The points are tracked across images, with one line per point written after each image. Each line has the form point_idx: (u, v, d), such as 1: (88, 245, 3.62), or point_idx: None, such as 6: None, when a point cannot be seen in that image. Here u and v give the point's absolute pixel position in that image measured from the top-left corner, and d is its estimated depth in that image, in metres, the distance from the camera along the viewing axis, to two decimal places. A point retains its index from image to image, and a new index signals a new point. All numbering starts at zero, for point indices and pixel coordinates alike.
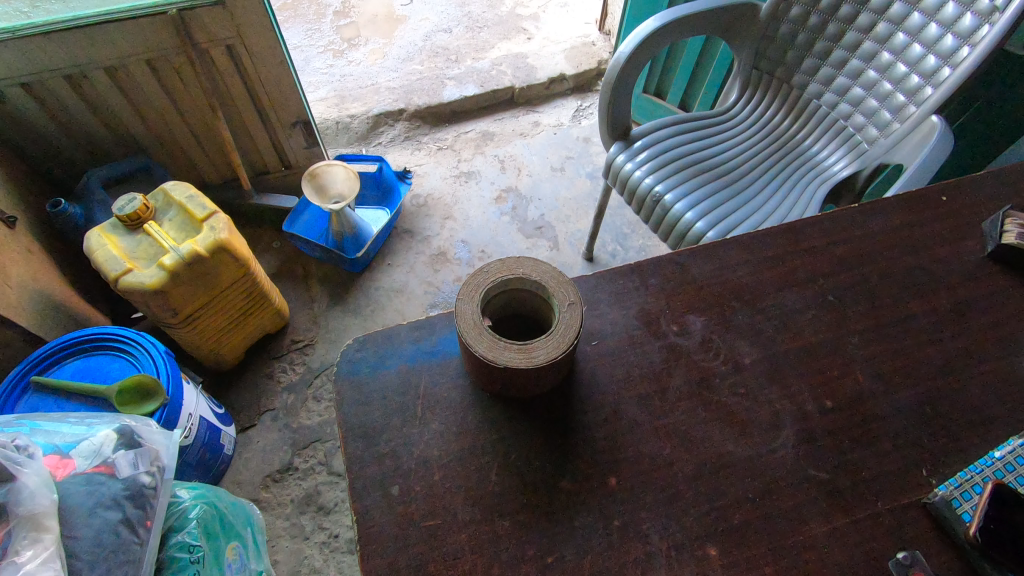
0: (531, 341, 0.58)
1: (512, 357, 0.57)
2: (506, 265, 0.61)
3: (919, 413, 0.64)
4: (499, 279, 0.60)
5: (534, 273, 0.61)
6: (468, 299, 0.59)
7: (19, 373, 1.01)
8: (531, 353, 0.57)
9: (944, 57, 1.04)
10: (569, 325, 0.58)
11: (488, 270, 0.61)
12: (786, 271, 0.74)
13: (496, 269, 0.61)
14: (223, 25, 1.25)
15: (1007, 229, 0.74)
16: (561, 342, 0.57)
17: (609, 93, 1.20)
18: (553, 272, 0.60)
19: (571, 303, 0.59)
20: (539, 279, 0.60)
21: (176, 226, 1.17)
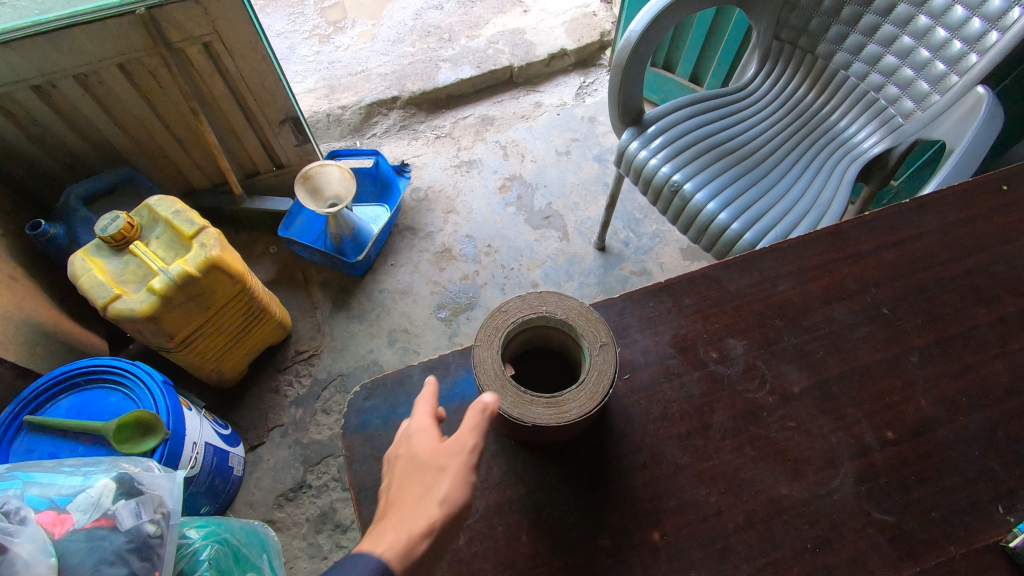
0: (561, 392, 0.51)
1: (542, 414, 0.50)
2: (527, 303, 0.55)
3: (992, 442, 0.58)
4: (521, 321, 0.54)
5: (559, 311, 0.55)
6: (487, 345, 0.53)
7: (12, 413, 0.96)
8: (562, 407, 0.50)
9: (991, 19, 0.94)
10: (602, 371, 0.52)
11: (507, 311, 0.55)
12: (833, 282, 0.67)
13: (516, 308, 0.55)
14: (198, 21, 1.15)
15: None
16: (594, 393, 0.51)
17: (619, 76, 1.11)
18: (581, 309, 0.55)
19: (603, 345, 0.53)
20: (565, 318, 0.54)
21: (165, 244, 1.09)
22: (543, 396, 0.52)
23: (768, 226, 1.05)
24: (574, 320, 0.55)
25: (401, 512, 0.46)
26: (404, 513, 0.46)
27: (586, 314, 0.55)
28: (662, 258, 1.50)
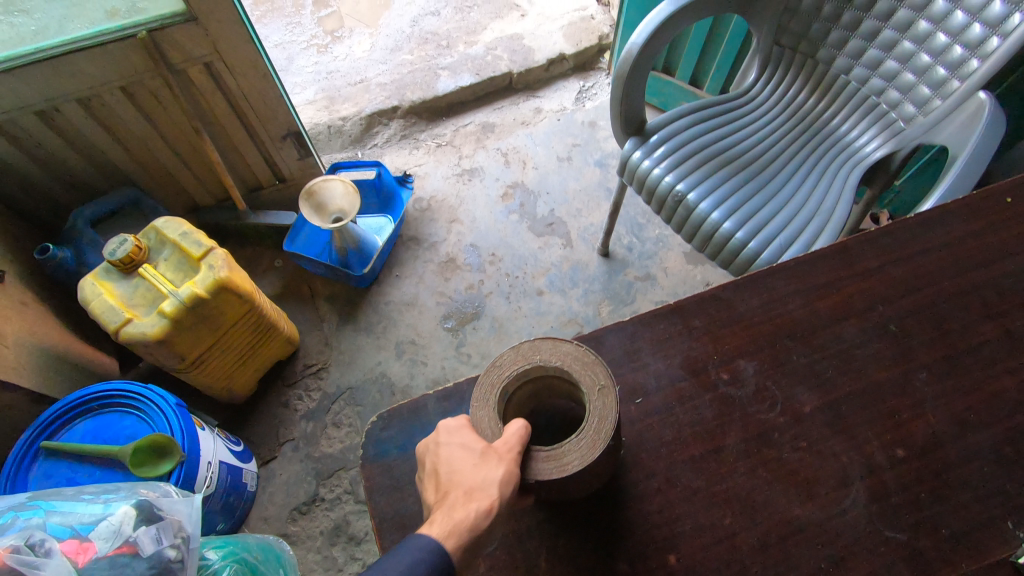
0: (562, 444, 0.51)
1: (543, 468, 0.51)
2: (521, 355, 0.56)
3: (1002, 459, 0.58)
4: (516, 375, 0.54)
5: (554, 358, 0.55)
6: (482, 403, 0.54)
7: (28, 439, 0.97)
8: (564, 460, 0.51)
9: (991, 25, 0.94)
10: (603, 416, 0.51)
11: (501, 366, 0.55)
12: (842, 300, 0.67)
13: (510, 361, 0.55)
14: (199, 42, 1.15)
15: None
16: (595, 441, 0.50)
17: (620, 87, 1.11)
18: (576, 354, 0.55)
19: (601, 389, 0.52)
20: (560, 366, 0.54)
21: (172, 266, 1.10)
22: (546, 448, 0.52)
23: (772, 234, 1.05)
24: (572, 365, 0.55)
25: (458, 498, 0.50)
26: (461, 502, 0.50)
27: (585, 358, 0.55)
28: (666, 263, 1.51)
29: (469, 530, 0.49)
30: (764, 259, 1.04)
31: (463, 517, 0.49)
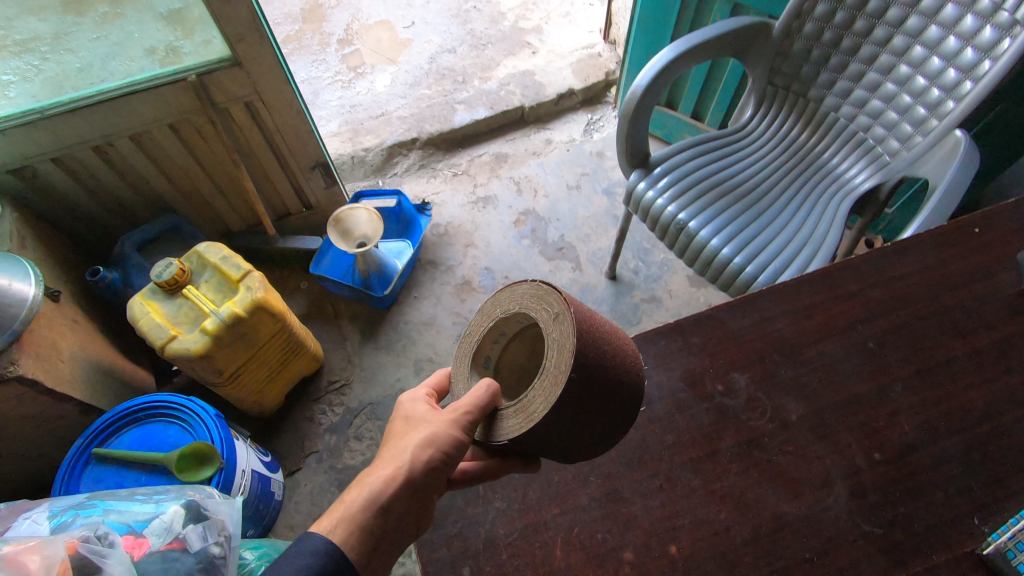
0: (528, 396, 0.58)
1: (514, 425, 0.58)
2: (486, 315, 0.69)
3: (970, 462, 0.65)
4: (480, 335, 0.69)
5: (512, 305, 0.64)
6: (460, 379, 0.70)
7: (79, 447, 1.05)
8: (531, 409, 0.57)
9: (965, 70, 1.04)
10: (560, 341, 0.56)
11: (469, 334, 0.70)
12: (825, 319, 0.75)
13: (478, 325, 0.70)
14: (241, 84, 1.27)
15: None
16: (555, 371, 0.55)
17: (626, 124, 1.21)
18: (531, 291, 0.62)
19: (557, 316, 0.57)
20: (518, 307, 0.62)
21: (213, 287, 1.19)
22: (515, 406, 0.60)
23: (768, 260, 1.13)
24: (536, 305, 0.61)
25: (365, 472, 0.60)
26: (368, 473, 0.60)
27: (549, 295, 0.59)
28: (671, 286, 1.59)
29: (365, 502, 0.57)
30: (761, 282, 1.12)
31: (365, 487, 0.58)
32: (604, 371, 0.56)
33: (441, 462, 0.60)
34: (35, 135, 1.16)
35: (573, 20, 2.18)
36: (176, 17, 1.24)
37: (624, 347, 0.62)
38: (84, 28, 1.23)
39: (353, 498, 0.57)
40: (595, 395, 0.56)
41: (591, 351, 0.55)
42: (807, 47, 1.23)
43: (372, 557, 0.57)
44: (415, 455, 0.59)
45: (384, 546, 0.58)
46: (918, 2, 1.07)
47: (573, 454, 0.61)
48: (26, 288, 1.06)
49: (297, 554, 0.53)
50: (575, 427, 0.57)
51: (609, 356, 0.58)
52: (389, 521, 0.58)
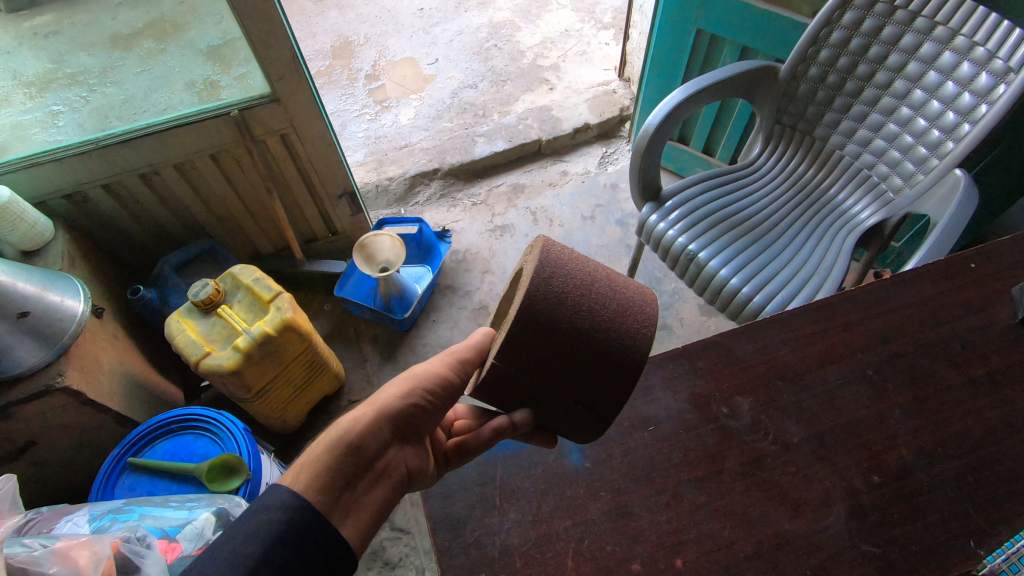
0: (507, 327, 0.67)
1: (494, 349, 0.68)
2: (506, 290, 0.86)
3: (965, 487, 0.68)
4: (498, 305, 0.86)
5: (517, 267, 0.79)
6: None
7: (116, 456, 1.11)
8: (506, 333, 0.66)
9: (963, 113, 1.09)
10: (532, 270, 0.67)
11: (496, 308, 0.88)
12: (826, 347, 0.79)
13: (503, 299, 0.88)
14: (279, 118, 1.36)
15: None
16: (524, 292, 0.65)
17: (639, 160, 1.27)
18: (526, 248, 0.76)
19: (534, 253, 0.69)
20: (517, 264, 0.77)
21: (245, 307, 1.26)
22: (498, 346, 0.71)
23: (776, 290, 1.17)
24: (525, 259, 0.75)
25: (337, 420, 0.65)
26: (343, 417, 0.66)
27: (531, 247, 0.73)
28: (682, 314, 1.63)
29: (334, 442, 0.62)
30: (768, 311, 1.15)
31: (334, 429, 0.63)
32: (571, 290, 0.63)
33: (423, 393, 0.68)
34: (90, 163, 1.26)
35: (589, 59, 2.27)
36: (215, 52, 1.34)
37: (615, 285, 0.68)
38: (129, 63, 1.32)
39: (318, 444, 0.61)
40: (564, 310, 0.62)
41: (555, 271, 0.64)
42: (812, 89, 1.29)
43: (345, 492, 0.60)
44: (393, 389, 0.67)
45: (359, 479, 0.62)
46: (917, 50, 1.14)
47: (575, 388, 0.65)
48: (75, 304, 1.14)
49: (259, 511, 0.54)
50: (554, 344, 0.63)
51: (578, 279, 0.65)
52: (362, 454, 0.63)
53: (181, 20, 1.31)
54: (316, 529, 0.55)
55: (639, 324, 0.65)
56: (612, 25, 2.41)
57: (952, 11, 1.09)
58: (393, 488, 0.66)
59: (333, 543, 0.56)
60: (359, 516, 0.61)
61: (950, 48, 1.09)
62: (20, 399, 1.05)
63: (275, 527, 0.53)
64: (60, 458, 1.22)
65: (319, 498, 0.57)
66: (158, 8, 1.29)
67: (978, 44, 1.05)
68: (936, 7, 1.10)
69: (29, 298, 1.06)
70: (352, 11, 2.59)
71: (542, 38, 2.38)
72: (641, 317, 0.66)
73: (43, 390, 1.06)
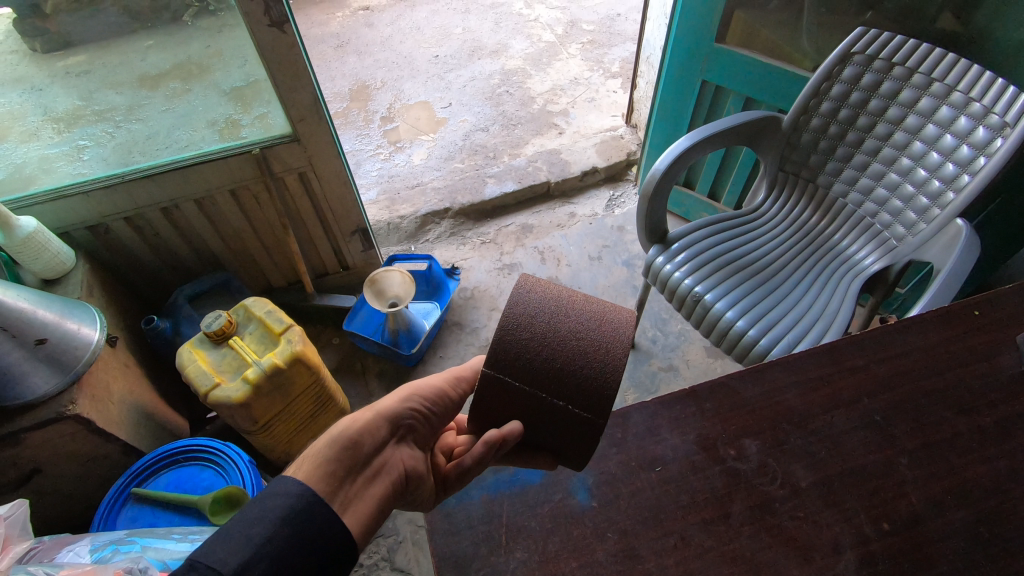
0: None
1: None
2: None
3: (976, 537, 0.66)
4: None
5: None
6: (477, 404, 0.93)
7: (120, 486, 1.11)
8: None
9: (962, 164, 1.12)
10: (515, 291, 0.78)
11: None
12: (832, 392, 0.79)
13: None
14: (298, 157, 1.42)
15: None
16: None
17: (646, 204, 1.31)
18: None
19: None
20: None
21: (256, 339, 1.28)
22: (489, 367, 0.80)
23: (782, 333, 1.18)
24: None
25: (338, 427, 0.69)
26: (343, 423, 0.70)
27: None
28: (688, 355, 1.64)
29: (334, 438, 0.64)
30: (774, 355, 1.16)
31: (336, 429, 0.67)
32: (546, 304, 0.73)
33: (418, 400, 0.74)
34: (115, 197, 1.31)
35: (597, 106, 2.35)
36: (237, 93, 1.37)
37: (590, 301, 0.76)
38: (156, 101, 1.34)
39: (320, 442, 0.64)
40: (542, 314, 0.72)
41: (534, 289, 0.75)
42: (814, 139, 1.34)
43: (343, 486, 0.61)
44: (391, 397, 0.73)
45: (359, 473, 0.64)
46: (915, 104, 1.19)
47: (561, 386, 0.69)
48: (91, 332, 1.16)
49: (268, 497, 0.56)
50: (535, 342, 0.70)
51: (555, 294, 0.75)
52: (362, 450, 0.65)
53: (207, 62, 1.33)
54: (318, 516, 0.56)
55: (611, 330, 0.72)
56: (620, 75, 2.50)
57: (947, 69, 1.14)
58: (393, 484, 0.67)
59: (335, 534, 0.57)
60: (359, 508, 0.61)
61: (946, 103, 1.14)
62: (29, 425, 1.06)
63: (282, 510, 0.55)
64: (63, 486, 1.21)
65: (321, 486, 0.59)
66: (186, 51, 1.31)
67: (974, 100, 1.10)
68: (932, 65, 1.16)
69: (48, 325, 1.08)
70: (370, 57, 2.70)
71: (551, 85, 2.47)
72: (614, 327, 0.73)
73: (53, 417, 1.07)
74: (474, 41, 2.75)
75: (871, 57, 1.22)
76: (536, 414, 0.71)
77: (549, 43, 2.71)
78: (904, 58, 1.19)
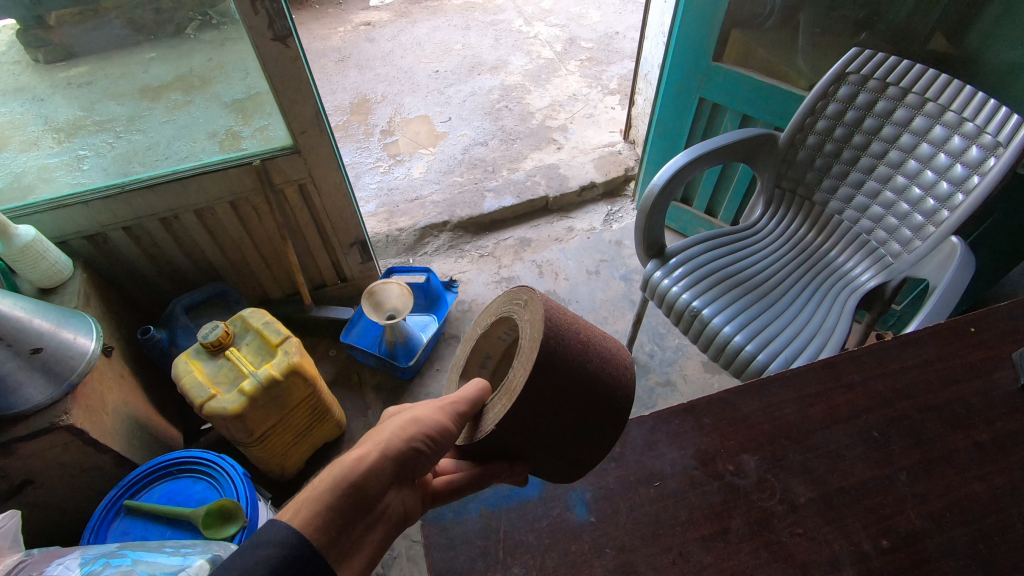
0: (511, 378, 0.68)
1: (497, 405, 0.67)
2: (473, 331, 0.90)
3: (978, 556, 0.64)
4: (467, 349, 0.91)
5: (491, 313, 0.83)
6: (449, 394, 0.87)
7: (112, 498, 1.10)
8: (510, 387, 0.67)
9: (956, 183, 1.13)
10: (531, 323, 0.70)
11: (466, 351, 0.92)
12: (830, 407, 0.79)
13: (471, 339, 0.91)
14: (298, 168, 1.43)
15: None
16: (528, 348, 0.67)
17: (644, 218, 1.32)
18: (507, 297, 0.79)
19: (529, 305, 0.72)
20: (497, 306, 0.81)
21: (253, 350, 1.27)
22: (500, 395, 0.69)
23: (779, 348, 1.18)
24: (511, 304, 0.77)
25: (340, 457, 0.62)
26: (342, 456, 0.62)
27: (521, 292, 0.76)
28: (685, 370, 1.64)
29: (334, 480, 0.58)
30: (772, 370, 1.16)
31: (339, 463, 0.60)
32: (569, 351, 0.67)
33: (424, 438, 0.65)
34: (115, 207, 1.32)
35: (596, 122, 2.38)
36: (238, 106, 1.38)
37: (599, 341, 0.73)
38: (157, 113, 1.35)
39: (321, 480, 0.58)
40: (568, 361, 0.67)
41: (557, 331, 0.68)
42: (811, 156, 1.35)
43: (341, 534, 0.56)
44: (396, 430, 0.64)
45: (358, 519, 0.58)
46: (909, 123, 1.20)
47: (573, 438, 0.70)
48: (87, 342, 1.16)
49: (256, 546, 0.52)
50: (559, 386, 0.66)
51: (575, 334, 0.70)
52: (362, 495, 0.59)
53: (209, 75, 1.33)
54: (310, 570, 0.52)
55: (615, 365, 0.73)
56: (618, 91, 2.53)
57: (941, 89, 1.16)
58: (388, 530, 0.61)
59: None
60: (353, 562, 0.56)
61: (940, 122, 1.15)
62: (22, 436, 1.04)
63: (272, 564, 0.51)
64: (52, 498, 1.19)
65: (316, 535, 0.54)
66: (188, 63, 1.31)
67: (967, 119, 1.11)
68: (925, 85, 1.18)
69: (43, 334, 1.08)
70: (371, 71, 2.73)
71: (550, 101, 2.49)
72: (614, 359, 0.74)
73: (46, 427, 1.06)
74: (474, 57, 2.79)
75: (865, 77, 1.24)
76: (544, 449, 0.70)
77: (548, 60, 2.75)
78: (897, 78, 1.21)
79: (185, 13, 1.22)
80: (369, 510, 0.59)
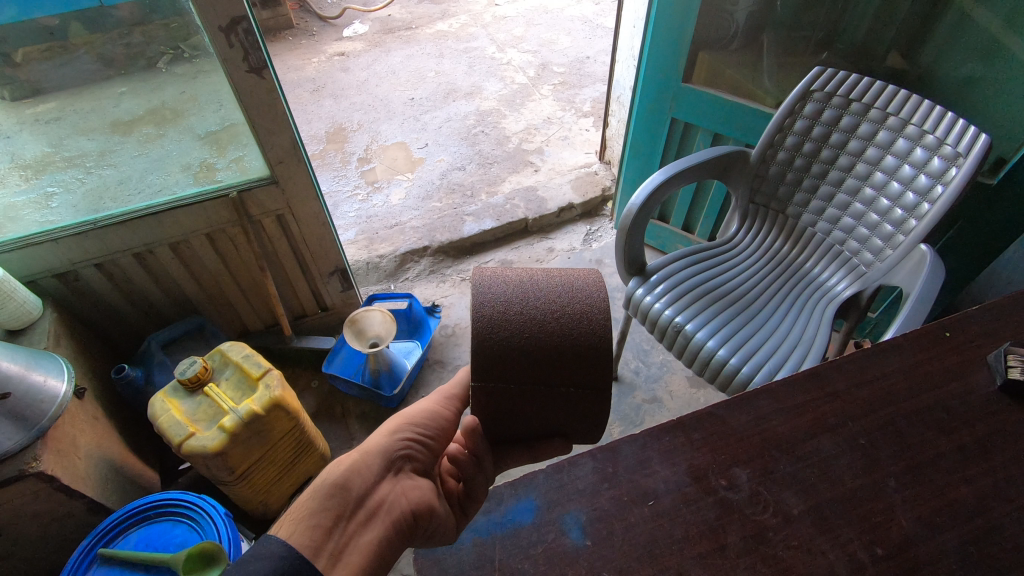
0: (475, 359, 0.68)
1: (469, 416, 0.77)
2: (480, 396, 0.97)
3: (971, 559, 0.59)
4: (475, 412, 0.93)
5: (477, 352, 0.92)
6: None
7: (85, 547, 1.06)
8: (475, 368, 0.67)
9: (921, 192, 1.17)
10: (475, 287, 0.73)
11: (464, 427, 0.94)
12: (817, 417, 0.71)
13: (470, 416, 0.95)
14: (275, 199, 1.42)
15: (1012, 364, 0.71)
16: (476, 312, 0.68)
17: (625, 237, 1.33)
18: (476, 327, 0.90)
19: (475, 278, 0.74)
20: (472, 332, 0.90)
21: (233, 385, 1.24)
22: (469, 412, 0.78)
23: (763, 360, 1.19)
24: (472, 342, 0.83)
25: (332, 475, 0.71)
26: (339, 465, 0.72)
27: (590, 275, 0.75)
28: (671, 386, 1.64)
29: (329, 476, 0.68)
30: (757, 382, 1.16)
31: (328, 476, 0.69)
32: (516, 295, 0.68)
33: (411, 430, 0.76)
34: (86, 243, 1.29)
35: (571, 143, 2.42)
36: (212, 137, 1.37)
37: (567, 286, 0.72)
38: (128, 147, 1.33)
39: (315, 487, 0.66)
40: (514, 311, 0.66)
41: (494, 284, 0.70)
42: (782, 170, 1.39)
43: (334, 532, 0.62)
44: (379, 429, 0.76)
45: (354, 510, 0.65)
46: (873, 136, 1.25)
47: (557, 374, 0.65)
48: (58, 384, 1.12)
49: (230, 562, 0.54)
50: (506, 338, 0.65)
51: (512, 290, 0.70)
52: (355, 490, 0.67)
53: (181, 108, 1.32)
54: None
55: (585, 296, 0.69)
56: (591, 114, 2.59)
57: (901, 104, 1.21)
58: (395, 525, 0.66)
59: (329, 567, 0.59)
60: (352, 557, 0.61)
61: (902, 135, 1.20)
62: None
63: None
64: (20, 549, 1.14)
65: (307, 534, 0.60)
66: (160, 97, 1.30)
67: (927, 131, 1.16)
68: (885, 101, 1.23)
69: (12, 378, 1.04)
70: (346, 100, 2.74)
71: (526, 124, 2.53)
72: (586, 292, 0.70)
73: (15, 476, 1.01)
74: (448, 84, 2.82)
75: (829, 94, 1.28)
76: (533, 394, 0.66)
77: (522, 85, 2.80)
78: (860, 94, 1.25)
79: (157, 47, 1.22)
80: (361, 502, 0.66)
